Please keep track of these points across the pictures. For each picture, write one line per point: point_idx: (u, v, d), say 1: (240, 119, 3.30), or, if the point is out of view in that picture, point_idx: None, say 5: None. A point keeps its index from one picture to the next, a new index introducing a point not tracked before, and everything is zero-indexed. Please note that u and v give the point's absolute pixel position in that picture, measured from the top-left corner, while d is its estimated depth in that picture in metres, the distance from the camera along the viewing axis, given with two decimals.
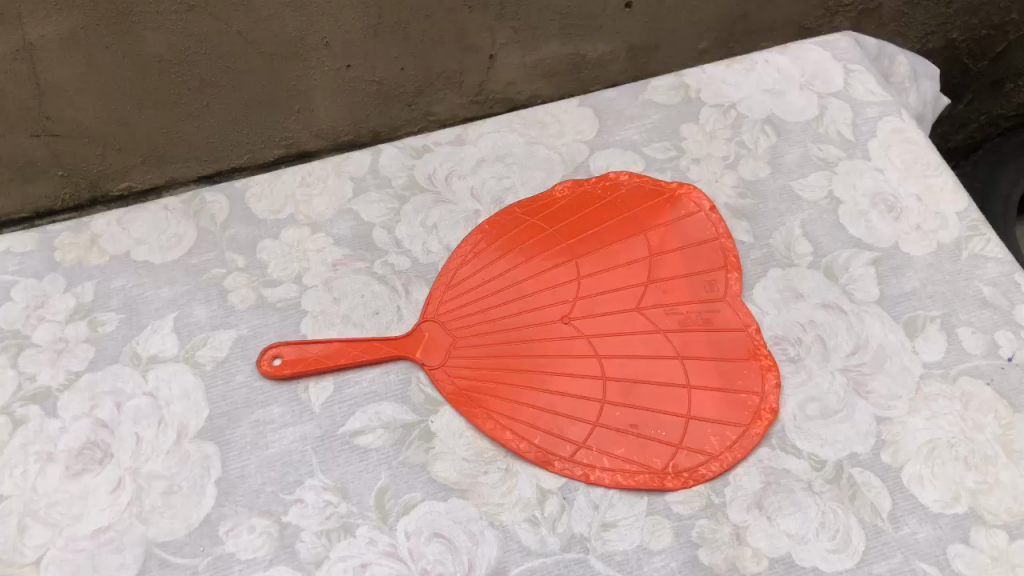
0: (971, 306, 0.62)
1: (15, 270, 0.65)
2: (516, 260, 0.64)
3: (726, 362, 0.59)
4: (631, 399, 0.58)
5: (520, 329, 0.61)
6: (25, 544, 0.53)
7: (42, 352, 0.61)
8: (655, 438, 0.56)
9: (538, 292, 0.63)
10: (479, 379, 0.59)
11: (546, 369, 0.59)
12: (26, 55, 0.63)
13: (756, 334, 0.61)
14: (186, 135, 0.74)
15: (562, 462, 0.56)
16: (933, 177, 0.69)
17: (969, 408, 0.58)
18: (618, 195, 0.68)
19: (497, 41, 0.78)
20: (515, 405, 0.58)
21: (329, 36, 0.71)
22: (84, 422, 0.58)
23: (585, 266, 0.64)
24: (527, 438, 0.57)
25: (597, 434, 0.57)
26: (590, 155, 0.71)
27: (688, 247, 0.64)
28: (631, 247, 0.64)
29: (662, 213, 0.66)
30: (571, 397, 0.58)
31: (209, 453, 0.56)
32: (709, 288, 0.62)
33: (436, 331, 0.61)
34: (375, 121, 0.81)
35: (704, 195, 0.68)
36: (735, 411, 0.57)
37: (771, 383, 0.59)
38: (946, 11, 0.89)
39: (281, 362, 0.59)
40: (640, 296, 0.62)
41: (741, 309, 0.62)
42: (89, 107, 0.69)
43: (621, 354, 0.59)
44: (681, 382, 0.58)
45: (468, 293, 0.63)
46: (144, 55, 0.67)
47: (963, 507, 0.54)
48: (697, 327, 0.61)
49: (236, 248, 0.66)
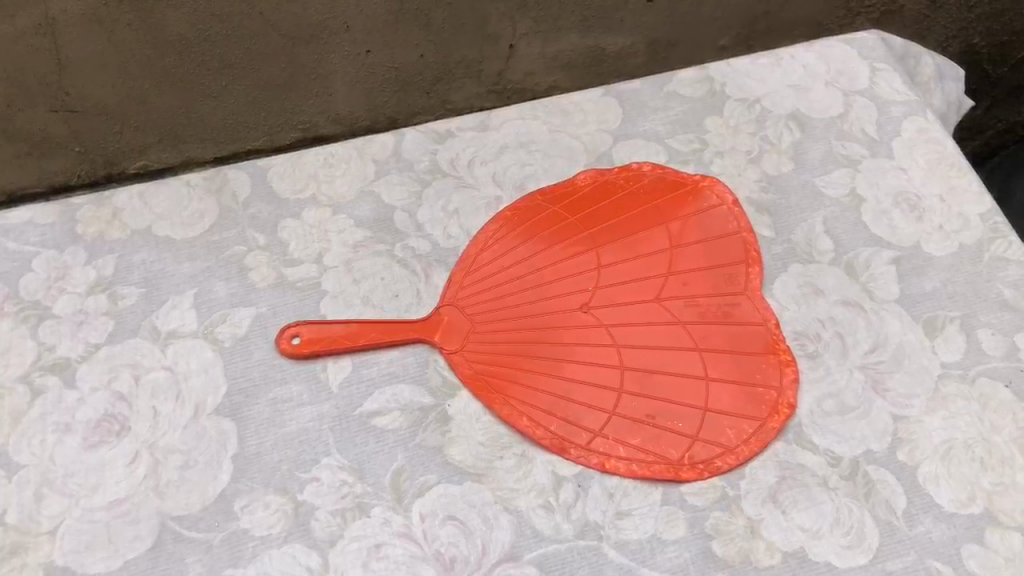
0: (992, 307, 0.62)
1: (36, 242, 0.65)
2: (536, 247, 0.64)
3: (744, 356, 0.59)
4: (649, 388, 0.58)
5: (539, 316, 0.61)
6: (40, 513, 0.53)
7: (61, 324, 0.61)
8: (672, 429, 0.56)
9: (557, 279, 0.63)
10: (497, 364, 0.59)
11: (563, 356, 0.59)
12: (48, 29, 0.64)
13: (775, 329, 0.60)
14: (205, 115, 0.75)
15: (578, 449, 0.56)
16: (957, 178, 0.68)
17: (987, 409, 0.58)
18: (641, 187, 0.68)
19: (517, 31, 0.77)
20: (532, 391, 0.58)
21: (350, 20, 0.71)
22: (102, 394, 0.58)
23: (606, 255, 0.64)
24: (543, 425, 0.57)
25: (613, 423, 0.57)
26: (613, 146, 0.71)
27: (708, 240, 0.64)
28: (653, 238, 0.64)
29: (683, 207, 0.66)
30: (587, 386, 0.58)
31: (226, 430, 0.56)
32: (729, 281, 0.62)
33: (455, 315, 0.61)
34: (392, 108, 0.81)
35: (728, 190, 0.68)
36: (752, 404, 0.57)
37: (789, 379, 0.58)
38: (968, 16, 0.89)
39: (299, 341, 0.60)
40: (660, 286, 0.62)
41: (761, 304, 0.62)
42: (109, 84, 0.69)
43: (639, 344, 0.59)
44: (699, 374, 0.58)
45: (487, 278, 0.63)
46: (166, 34, 0.67)
47: (978, 507, 0.54)
48: (716, 319, 0.61)
49: (257, 227, 0.66)
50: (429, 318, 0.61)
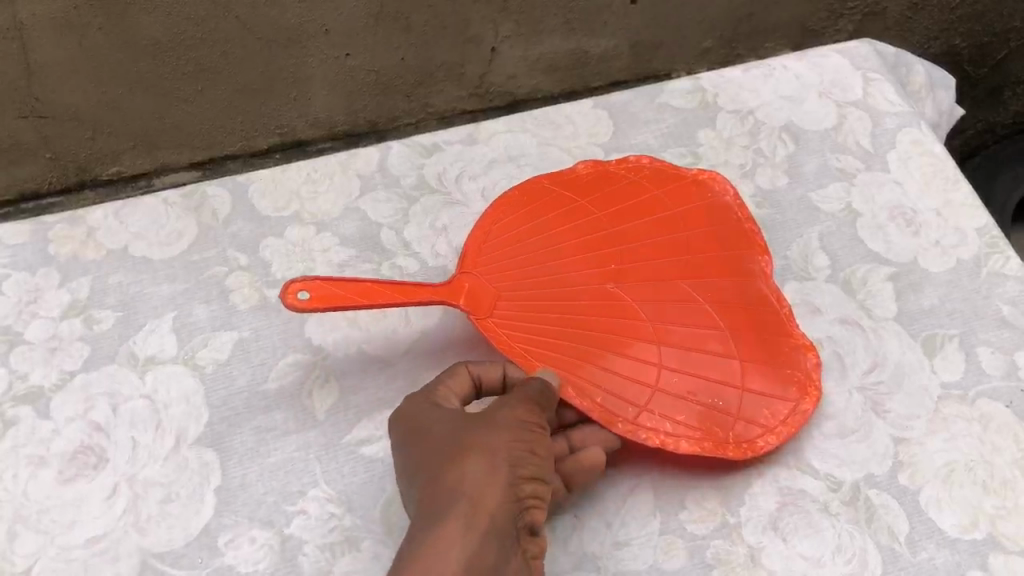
0: (990, 325, 0.61)
1: (6, 263, 0.62)
2: (556, 223, 0.62)
3: (772, 336, 0.58)
4: (687, 368, 0.57)
5: (567, 295, 0.59)
6: (14, 552, 0.51)
7: (34, 350, 0.58)
8: (712, 407, 0.55)
9: (580, 258, 0.61)
10: (528, 339, 0.57)
11: (595, 335, 0.58)
12: (17, 33, 0.69)
13: (792, 313, 0.60)
14: (179, 121, 0.80)
15: (622, 426, 0.54)
16: (952, 192, 0.67)
17: (988, 430, 0.57)
18: (648, 173, 0.66)
19: (500, 33, 0.83)
20: (566, 366, 0.56)
21: (328, 24, 0.76)
22: (77, 425, 0.55)
23: (626, 235, 0.62)
24: (587, 398, 0.55)
25: (654, 401, 0.55)
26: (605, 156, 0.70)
27: (722, 226, 0.63)
28: (669, 220, 0.63)
29: (692, 195, 0.65)
30: (625, 363, 0.57)
31: (208, 460, 0.54)
32: (750, 266, 0.61)
33: (479, 283, 0.58)
34: (373, 111, 0.86)
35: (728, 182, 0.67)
36: (785, 385, 0.56)
37: (816, 362, 0.58)
38: (949, 18, 0.91)
39: (309, 294, 0.54)
40: (682, 266, 0.61)
41: (778, 289, 0.61)
42: (79, 90, 0.75)
43: (671, 325, 0.58)
44: (732, 355, 0.57)
45: (509, 247, 0.60)
46: (138, 38, 0.72)
47: (981, 532, 0.53)
48: (742, 302, 0.60)
49: (238, 246, 0.64)
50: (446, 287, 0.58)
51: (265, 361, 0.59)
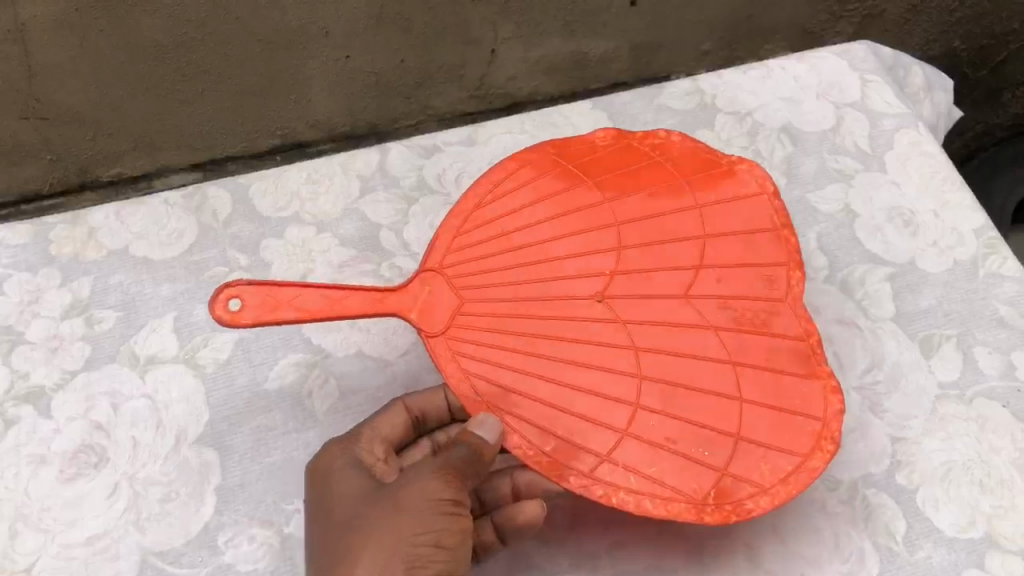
0: (987, 325, 0.61)
1: (7, 263, 0.62)
2: (546, 215, 0.54)
3: (782, 376, 0.50)
4: (672, 412, 0.49)
5: (540, 316, 0.51)
6: (14, 550, 0.52)
7: (35, 349, 0.59)
8: (695, 455, 0.48)
9: (567, 262, 0.53)
10: (490, 360, 0.49)
11: (567, 367, 0.50)
12: (18, 35, 0.70)
13: (814, 347, 0.51)
14: (179, 123, 0.80)
15: (579, 473, 0.47)
16: (950, 192, 0.68)
17: (985, 430, 0.57)
18: (661, 166, 0.57)
19: (499, 36, 0.83)
20: (528, 395, 0.49)
21: (329, 26, 0.77)
22: (78, 424, 0.56)
23: (626, 232, 0.54)
24: (536, 444, 0.48)
25: (625, 444, 0.48)
26: (613, 144, 0.59)
27: (748, 224, 0.55)
28: (681, 213, 0.55)
29: (716, 189, 0.56)
30: (599, 398, 0.49)
31: (208, 460, 0.55)
32: (771, 279, 0.53)
33: (442, 288, 0.51)
34: (373, 113, 0.86)
35: (770, 180, 0.57)
36: (790, 439, 0.49)
37: (833, 411, 0.49)
38: (948, 20, 0.91)
39: (240, 308, 0.48)
40: (688, 267, 0.54)
41: (806, 315, 0.53)
42: (80, 91, 0.75)
43: (662, 360, 0.51)
44: (729, 397, 0.50)
45: (482, 248, 0.53)
46: (139, 40, 0.73)
47: (978, 532, 0.53)
48: (756, 314, 0.52)
49: (239, 246, 0.64)
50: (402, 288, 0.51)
51: (265, 361, 0.59)
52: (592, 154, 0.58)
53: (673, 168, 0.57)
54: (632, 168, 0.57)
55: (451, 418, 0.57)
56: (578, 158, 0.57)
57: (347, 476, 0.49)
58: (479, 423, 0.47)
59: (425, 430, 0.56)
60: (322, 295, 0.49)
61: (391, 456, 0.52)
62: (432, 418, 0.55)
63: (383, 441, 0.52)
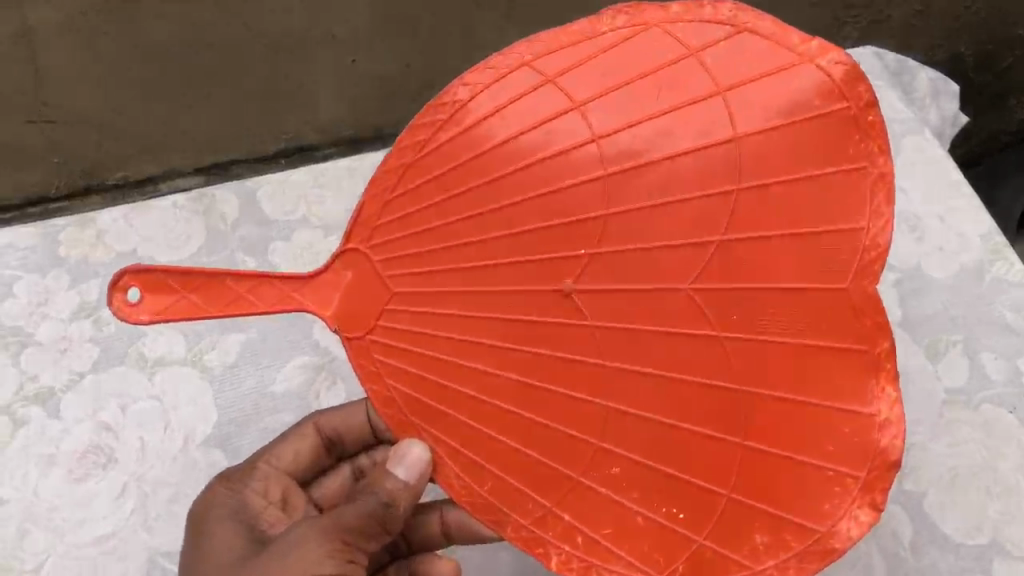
0: (994, 331, 0.61)
1: (16, 265, 0.62)
2: (485, 166, 0.36)
3: (810, 410, 0.37)
4: (647, 457, 0.38)
5: (487, 316, 0.37)
6: (24, 549, 0.52)
7: (43, 351, 0.59)
8: (668, 515, 0.38)
9: (524, 236, 0.37)
10: (417, 375, 0.37)
11: (513, 391, 0.38)
12: (26, 40, 0.73)
13: (884, 355, 0.37)
14: (185, 128, 0.80)
15: (518, 523, 0.38)
16: (955, 199, 0.67)
17: (991, 436, 0.57)
18: (685, 75, 0.36)
19: (505, 42, 0.84)
20: (461, 425, 0.38)
21: (333, 29, 0.80)
22: (86, 425, 0.56)
23: (619, 185, 0.37)
24: (473, 484, 0.38)
25: (581, 490, 0.38)
26: (624, 41, 0.36)
27: (811, 164, 0.36)
28: (706, 155, 0.36)
29: (764, 103, 0.36)
30: (550, 434, 0.38)
31: (216, 461, 0.56)
32: (829, 256, 0.37)
33: (367, 268, 0.37)
34: (377, 117, 0.83)
35: (858, 76, 0.36)
36: (799, 501, 0.37)
37: (877, 465, 0.37)
38: (953, 25, 0.92)
39: (141, 303, 0.37)
40: (708, 236, 0.37)
41: (870, 310, 0.37)
42: (87, 96, 0.76)
43: (642, 388, 0.38)
44: (728, 438, 0.37)
45: (412, 218, 0.37)
46: (146, 44, 0.76)
47: (985, 537, 0.54)
48: (797, 306, 0.37)
49: (247, 249, 0.65)
50: (314, 275, 0.37)
51: (272, 364, 0.59)
52: (592, 58, 0.36)
53: (711, 72, 0.36)
54: (639, 77, 0.36)
55: (375, 440, 0.53)
56: (571, 66, 0.36)
57: (224, 526, 0.44)
58: (400, 458, 0.38)
59: (344, 454, 0.53)
60: (236, 283, 0.37)
61: (292, 494, 0.49)
62: (352, 440, 0.52)
63: (282, 473, 0.49)
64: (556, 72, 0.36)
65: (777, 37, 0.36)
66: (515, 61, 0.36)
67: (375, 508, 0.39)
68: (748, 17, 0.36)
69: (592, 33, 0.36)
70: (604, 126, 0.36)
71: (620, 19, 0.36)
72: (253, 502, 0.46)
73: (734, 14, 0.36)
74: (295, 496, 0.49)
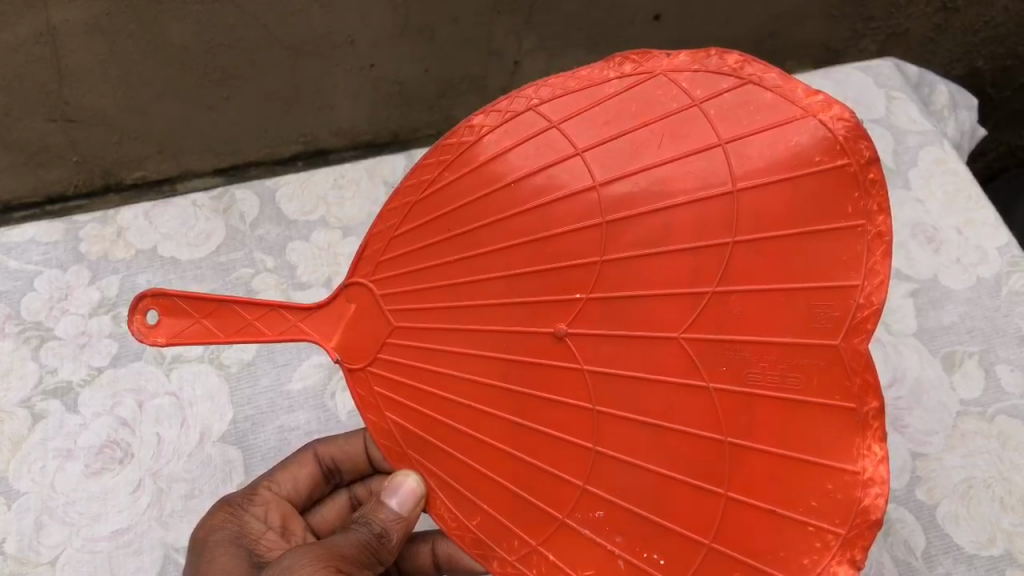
0: (1011, 343, 0.61)
1: (38, 260, 0.63)
2: (485, 209, 0.38)
3: (797, 468, 0.36)
4: (633, 502, 0.37)
5: (481, 355, 0.38)
6: (40, 542, 0.53)
7: (63, 345, 0.60)
8: (650, 561, 0.37)
9: (521, 278, 0.38)
10: (416, 408, 0.39)
11: (504, 429, 0.38)
12: (47, 38, 0.70)
13: (873, 414, 0.35)
14: (203, 128, 0.81)
15: (505, 559, 0.38)
16: (974, 211, 0.67)
17: (1007, 447, 0.57)
18: (687, 123, 0.37)
19: (523, 48, 0.85)
20: (452, 458, 0.39)
21: (352, 35, 0.78)
22: (104, 420, 0.57)
23: (615, 231, 0.37)
24: (463, 516, 0.39)
25: (564, 532, 0.38)
26: (628, 89, 0.37)
27: (805, 220, 0.36)
28: (708, 199, 0.36)
29: (762, 155, 0.36)
30: (538, 472, 0.38)
31: (231, 458, 0.56)
32: (821, 312, 0.36)
33: (368, 306, 0.39)
34: (396, 122, 0.87)
35: (861, 132, 0.36)
36: (778, 557, 0.36)
37: (860, 522, 0.35)
38: (972, 40, 0.91)
39: (160, 325, 0.39)
40: (703, 285, 0.37)
41: (862, 369, 0.35)
42: (109, 94, 0.76)
43: (633, 434, 0.37)
44: (712, 489, 0.36)
45: (416, 258, 0.39)
46: (169, 45, 0.74)
47: (998, 549, 0.54)
48: (791, 360, 0.36)
49: (265, 248, 0.65)
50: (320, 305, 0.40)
51: (289, 363, 0.60)
52: (589, 108, 0.37)
53: (714, 122, 0.36)
54: (642, 126, 0.37)
55: (371, 470, 0.53)
56: (571, 113, 0.37)
57: (225, 551, 0.43)
58: (394, 489, 0.39)
59: (342, 482, 0.53)
60: (241, 309, 0.39)
61: (291, 520, 0.48)
62: (349, 470, 0.52)
63: (282, 497, 0.49)
64: (561, 118, 0.37)
65: (782, 90, 0.36)
66: (522, 105, 0.38)
67: (368, 538, 0.40)
68: (753, 69, 0.37)
69: (598, 79, 0.37)
70: (605, 173, 0.37)
71: (626, 65, 0.37)
72: (253, 526, 0.45)
73: (739, 66, 0.37)
74: (294, 522, 0.48)
